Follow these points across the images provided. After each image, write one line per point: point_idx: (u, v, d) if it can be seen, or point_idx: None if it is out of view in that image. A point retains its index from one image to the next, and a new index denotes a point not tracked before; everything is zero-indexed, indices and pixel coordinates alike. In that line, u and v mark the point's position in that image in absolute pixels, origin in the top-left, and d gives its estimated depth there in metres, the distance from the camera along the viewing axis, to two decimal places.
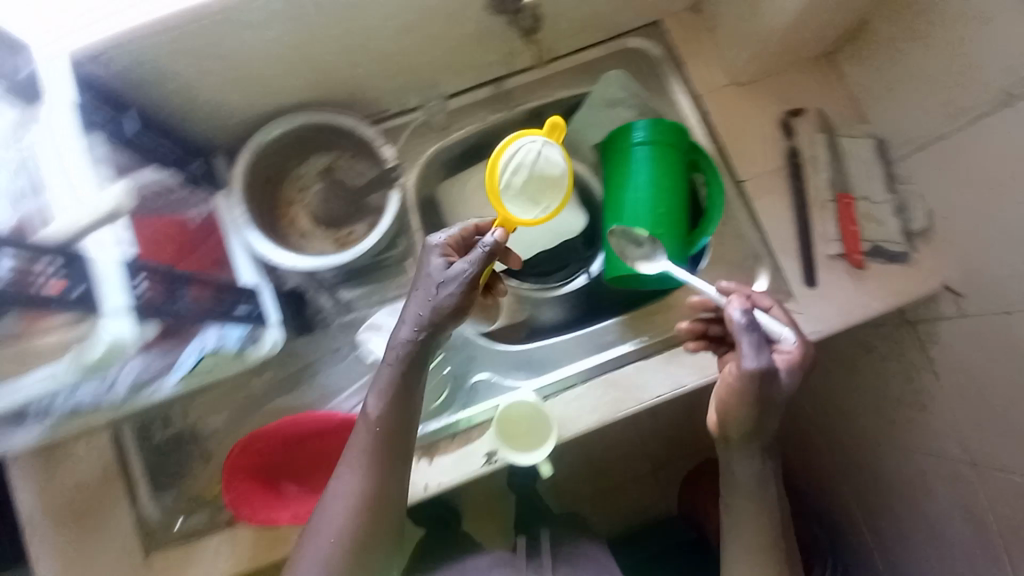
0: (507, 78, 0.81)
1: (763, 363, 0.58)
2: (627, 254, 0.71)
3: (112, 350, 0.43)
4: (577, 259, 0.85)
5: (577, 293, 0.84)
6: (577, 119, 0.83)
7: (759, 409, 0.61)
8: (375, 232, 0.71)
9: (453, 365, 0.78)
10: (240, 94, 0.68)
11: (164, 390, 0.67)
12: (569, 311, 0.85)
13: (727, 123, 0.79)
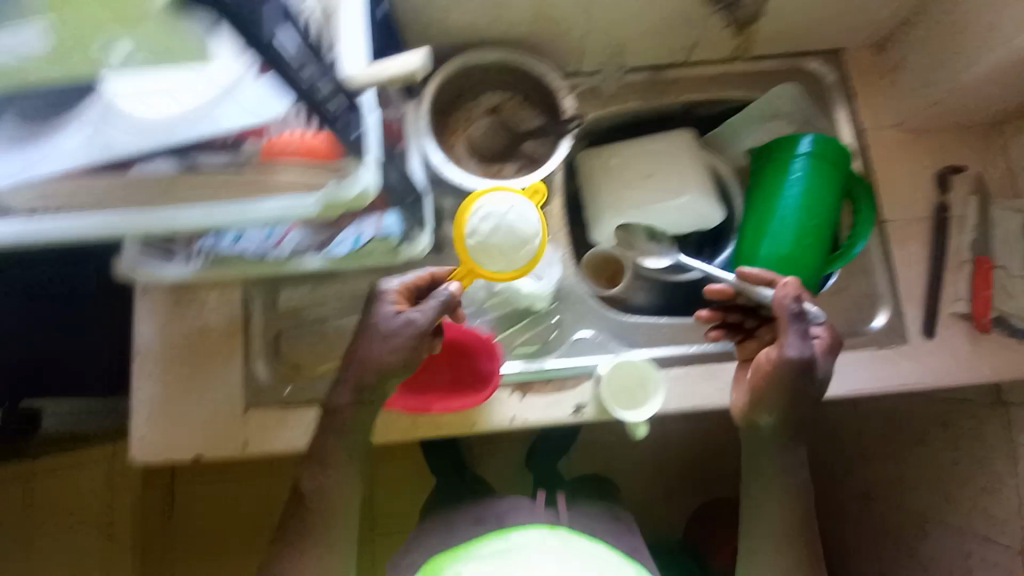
0: (670, 68, 0.83)
1: (805, 351, 0.64)
2: (635, 243, 0.86)
3: (358, 196, 0.45)
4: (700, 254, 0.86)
5: (679, 287, 0.88)
6: (734, 120, 0.84)
7: (793, 397, 0.65)
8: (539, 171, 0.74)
9: (561, 316, 0.80)
10: (454, 19, 0.72)
11: (314, 262, 0.71)
12: (663, 301, 0.88)
13: (883, 163, 0.80)
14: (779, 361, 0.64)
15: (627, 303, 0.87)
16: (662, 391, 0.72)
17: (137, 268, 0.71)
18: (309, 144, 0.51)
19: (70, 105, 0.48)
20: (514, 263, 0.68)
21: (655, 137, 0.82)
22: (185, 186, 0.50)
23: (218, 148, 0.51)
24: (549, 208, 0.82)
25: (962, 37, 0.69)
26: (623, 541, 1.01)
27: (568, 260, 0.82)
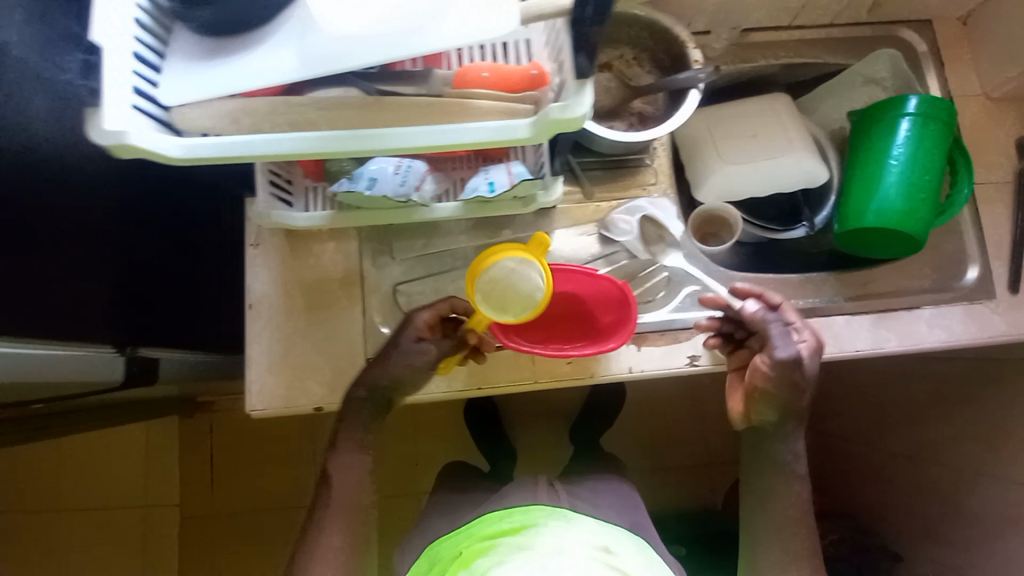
0: (755, 32, 0.87)
1: (793, 351, 0.70)
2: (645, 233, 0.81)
3: (567, 120, 0.45)
4: (801, 213, 0.88)
5: (764, 246, 0.88)
6: (827, 86, 0.89)
7: (787, 393, 0.71)
8: (668, 123, 0.72)
9: (672, 270, 0.81)
10: None
11: (444, 211, 0.72)
12: (742, 259, 0.88)
13: (970, 128, 0.85)
14: (773, 363, 0.70)
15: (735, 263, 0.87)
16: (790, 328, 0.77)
17: (269, 211, 0.70)
18: (498, 74, 0.52)
19: (279, 26, 0.49)
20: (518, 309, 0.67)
21: (757, 99, 0.85)
22: (380, 108, 0.50)
23: (407, 78, 0.52)
24: (653, 164, 0.82)
25: None
26: (623, 516, 0.98)
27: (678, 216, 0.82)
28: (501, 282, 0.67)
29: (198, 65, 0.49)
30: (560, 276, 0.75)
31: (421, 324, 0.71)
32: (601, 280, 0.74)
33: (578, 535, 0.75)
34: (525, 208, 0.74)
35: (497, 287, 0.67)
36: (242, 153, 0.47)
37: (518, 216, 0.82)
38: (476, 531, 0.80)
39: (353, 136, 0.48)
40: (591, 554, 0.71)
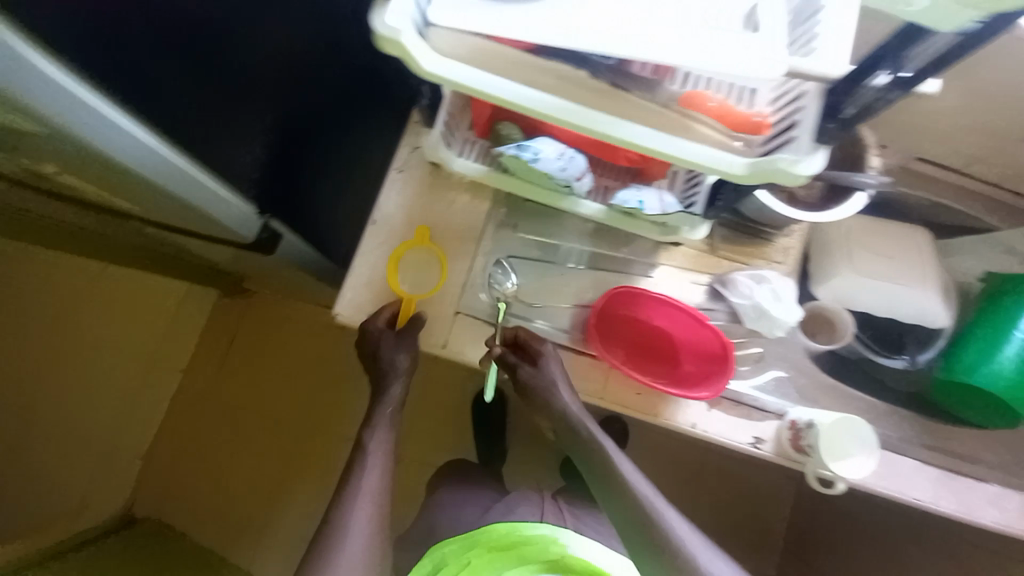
0: (920, 162, 0.88)
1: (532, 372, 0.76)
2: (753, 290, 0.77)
3: (787, 174, 0.47)
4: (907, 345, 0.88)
5: (856, 361, 0.87)
6: (968, 237, 0.89)
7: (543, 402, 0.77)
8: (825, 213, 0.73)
9: (764, 350, 0.80)
10: None
11: (588, 209, 0.75)
12: (831, 365, 0.86)
13: None
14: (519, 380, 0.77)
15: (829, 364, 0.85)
16: (860, 429, 0.69)
17: (441, 150, 0.75)
18: (723, 107, 0.54)
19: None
20: (408, 278, 0.78)
21: (900, 225, 0.86)
22: (610, 99, 0.53)
23: (637, 82, 0.55)
24: (783, 242, 0.83)
25: None
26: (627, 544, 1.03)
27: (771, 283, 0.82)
28: (418, 268, 0.79)
29: None
30: (666, 310, 0.75)
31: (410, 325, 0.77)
32: (700, 331, 0.74)
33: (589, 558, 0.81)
34: (659, 235, 0.75)
35: (420, 275, 0.79)
36: (485, 91, 0.50)
37: (640, 240, 0.83)
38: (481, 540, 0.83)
39: (585, 114, 0.51)
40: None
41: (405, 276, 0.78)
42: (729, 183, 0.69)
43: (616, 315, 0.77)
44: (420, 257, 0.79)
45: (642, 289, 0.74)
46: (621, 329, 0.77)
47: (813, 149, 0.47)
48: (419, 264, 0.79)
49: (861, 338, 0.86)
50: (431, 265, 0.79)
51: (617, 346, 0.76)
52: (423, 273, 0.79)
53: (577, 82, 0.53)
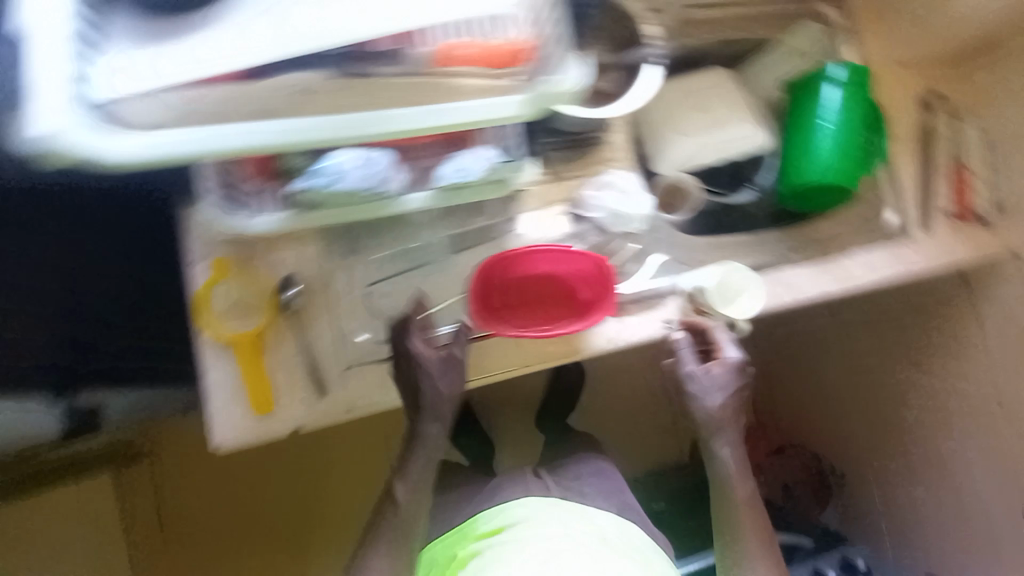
0: (697, 8, 0.89)
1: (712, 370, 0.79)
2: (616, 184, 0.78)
3: None
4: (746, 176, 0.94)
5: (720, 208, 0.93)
6: (758, 61, 0.95)
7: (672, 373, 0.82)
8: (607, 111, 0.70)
9: (641, 244, 0.84)
10: None
11: (416, 202, 0.68)
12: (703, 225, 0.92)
13: (881, 89, 0.94)
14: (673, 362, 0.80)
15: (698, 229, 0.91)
16: (735, 271, 0.79)
17: (226, 218, 0.65)
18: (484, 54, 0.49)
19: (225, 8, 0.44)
20: (223, 323, 0.68)
21: (699, 76, 0.90)
22: (363, 91, 0.49)
23: (381, 58, 0.48)
24: (613, 142, 0.85)
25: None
26: (614, 501, 1.19)
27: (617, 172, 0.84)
28: (230, 304, 0.69)
29: (146, 46, 0.44)
30: (534, 258, 0.74)
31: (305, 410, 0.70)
32: (572, 261, 0.75)
33: (552, 528, 0.94)
34: (496, 191, 0.72)
35: (234, 310, 0.69)
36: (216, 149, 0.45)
37: (485, 204, 0.80)
38: (469, 533, 1.00)
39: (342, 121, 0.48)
40: (574, 538, 0.92)
41: (224, 324, 0.68)
42: None
43: (499, 281, 0.75)
44: (225, 293, 0.69)
45: (505, 256, 0.73)
46: (507, 295, 0.75)
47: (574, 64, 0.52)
48: (229, 301, 0.69)
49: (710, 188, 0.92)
50: (240, 291, 0.69)
51: (514, 309, 0.75)
52: (235, 304, 0.69)
53: (322, 90, 0.48)
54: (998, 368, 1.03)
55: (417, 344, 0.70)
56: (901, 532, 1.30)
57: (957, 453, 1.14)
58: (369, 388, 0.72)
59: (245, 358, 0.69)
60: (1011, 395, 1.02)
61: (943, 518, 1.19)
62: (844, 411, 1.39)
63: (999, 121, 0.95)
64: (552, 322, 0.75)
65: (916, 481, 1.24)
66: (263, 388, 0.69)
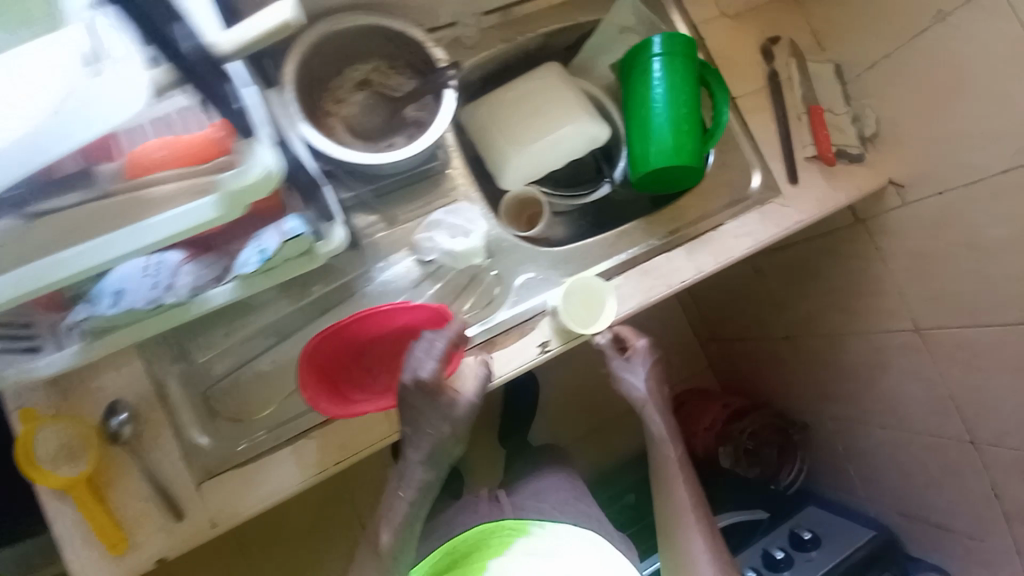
0: (513, 6, 0.86)
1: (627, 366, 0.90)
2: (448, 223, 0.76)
3: (262, 181, 0.40)
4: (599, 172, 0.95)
5: (584, 209, 0.93)
6: (590, 45, 0.91)
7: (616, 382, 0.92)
8: (414, 148, 0.71)
9: (499, 269, 0.80)
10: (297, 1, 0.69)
11: (221, 296, 0.63)
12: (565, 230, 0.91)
13: (719, 47, 0.91)
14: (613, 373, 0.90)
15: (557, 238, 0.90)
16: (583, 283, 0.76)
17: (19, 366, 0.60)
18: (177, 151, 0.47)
19: None
20: (56, 467, 0.63)
21: (527, 78, 0.86)
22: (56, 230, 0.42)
23: (65, 187, 0.43)
24: (451, 170, 0.82)
25: None
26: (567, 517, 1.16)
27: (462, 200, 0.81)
28: (59, 445, 0.64)
29: None
30: (368, 322, 0.66)
31: (162, 538, 0.65)
32: (414, 312, 0.68)
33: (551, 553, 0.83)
34: (310, 262, 0.64)
35: (65, 449, 0.64)
36: None
37: (324, 268, 0.76)
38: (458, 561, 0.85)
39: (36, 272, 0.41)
40: None
41: (61, 463, 0.64)
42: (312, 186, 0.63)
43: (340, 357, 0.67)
44: (49, 436, 0.64)
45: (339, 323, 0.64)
46: (351, 364, 0.68)
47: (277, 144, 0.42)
48: (57, 442, 0.64)
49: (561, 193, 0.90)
50: (66, 428, 0.65)
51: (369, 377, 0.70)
52: (64, 444, 0.65)
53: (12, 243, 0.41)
54: (909, 298, 1.00)
55: (426, 371, 0.63)
56: (872, 476, 1.26)
57: (894, 388, 1.10)
58: (230, 495, 0.67)
59: (88, 495, 0.64)
60: (927, 322, 0.99)
61: (897, 452, 1.17)
62: (788, 362, 1.37)
63: (844, 52, 0.93)
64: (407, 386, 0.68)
65: (867, 421, 1.21)
66: (112, 530, 0.64)
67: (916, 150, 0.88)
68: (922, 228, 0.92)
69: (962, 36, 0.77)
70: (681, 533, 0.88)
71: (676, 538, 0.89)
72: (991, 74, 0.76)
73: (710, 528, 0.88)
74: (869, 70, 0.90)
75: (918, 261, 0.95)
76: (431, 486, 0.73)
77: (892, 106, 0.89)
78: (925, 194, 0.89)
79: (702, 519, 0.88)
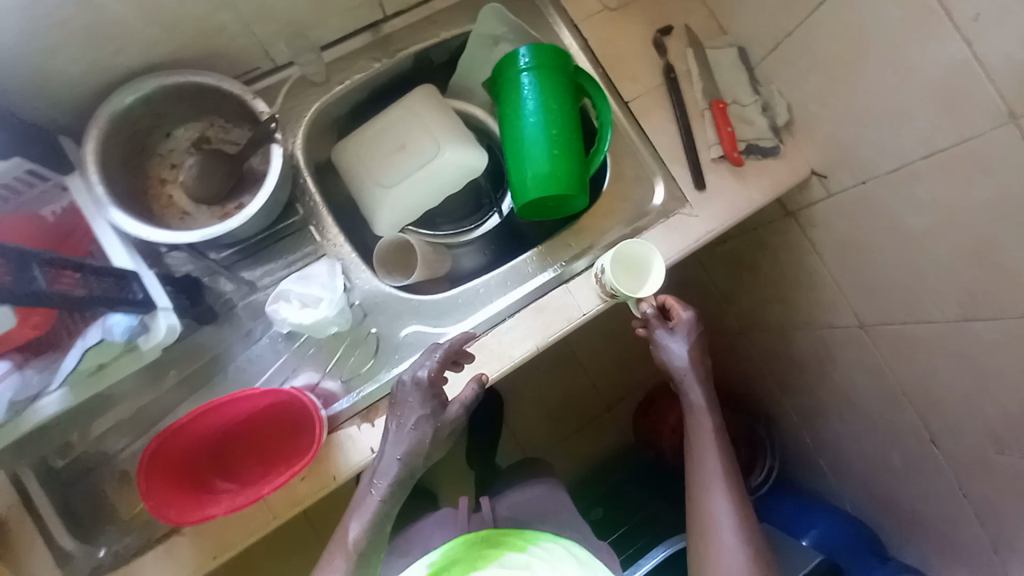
0: (381, 23, 0.79)
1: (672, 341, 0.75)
2: (310, 294, 0.70)
3: None
4: (489, 201, 0.88)
5: (479, 241, 0.87)
6: (462, 61, 0.83)
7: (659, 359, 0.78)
8: (240, 216, 0.65)
9: (379, 325, 0.74)
10: (96, 70, 0.64)
11: (52, 406, 0.59)
12: (460, 268, 0.85)
13: (602, 46, 0.82)
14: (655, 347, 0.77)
15: (454, 273, 0.85)
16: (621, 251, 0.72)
17: None
18: None
19: None
20: None
21: (388, 111, 0.79)
22: None
23: None
24: (316, 224, 0.76)
25: None
26: None
27: (336, 252, 0.76)
28: None
29: None
30: (224, 407, 0.62)
31: None
32: (273, 391, 0.63)
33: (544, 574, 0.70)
34: (138, 356, 0.61)
35: None
36: None
37: (184, 349, 0.71)
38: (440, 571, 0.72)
39: None
40: None
41: None
42: (110, 286, 0.57)
43: (200, 449, 0.65)
44: None
45: (182, 419, 0.60)
46: (220, 448, 0.67)
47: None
48: None
49: (446, 232, 0.86)
50: None
51: (239, 461, 0.68)
52: None
53: None
54: (849, 291, 0.91)
55: (424, 368, 0.66)
56: (844, 472, 1.19)
57: (848, 383, 1.03)
58: None
59: None
60: (869, 317, 0.91)
61: (860, 446, 1.10)
62: (748, 358, 1.30)
63: (745, 34, 0.83)
64: (273, 475, 0.63)
65: (830, 415, 1.14)
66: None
67: (830, 138, 0.80)
68: (848, 220, 0.84)
69: (855, 7, 0.67)
70: (698, 495, 0.74)
71: (695, 501, 0.74)
72: (888, 49, 0.66)
73: (741, 500, 0.73)
74: (772, 52, 0.81)
75: (851, 253, 0.87)
76: (405, 488, 0.66)
77: (801, 90, 0.80)
78: (848, 183, 0.80)
79: (732, 489, 0.73)
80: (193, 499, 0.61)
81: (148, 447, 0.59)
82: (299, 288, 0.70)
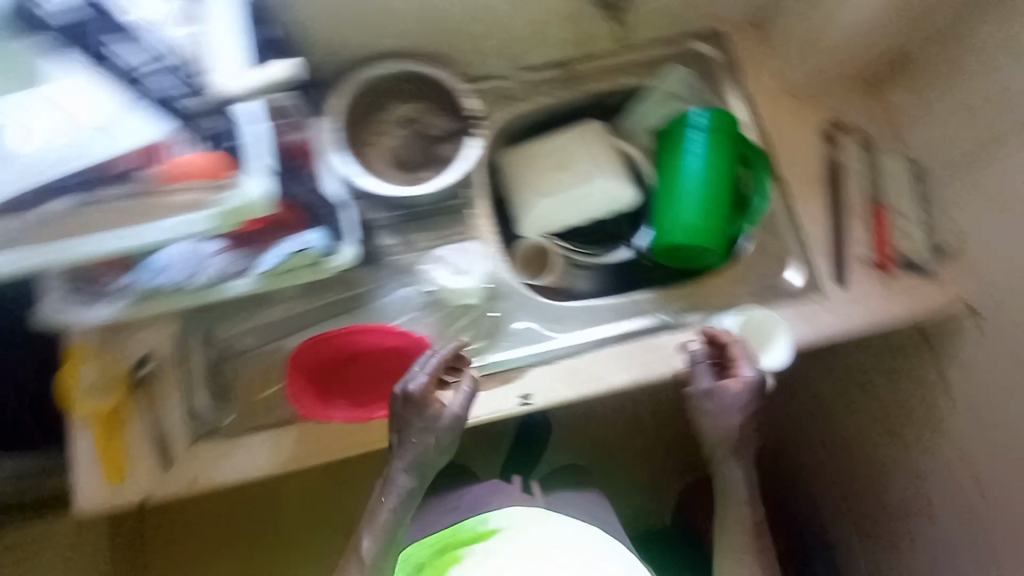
0: (571, 62, 0.90)
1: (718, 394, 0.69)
2: (461, 264, 0.81)
3: (246, 205, 0.51)
4: (622, 235, 0.93)
5: (604, 267, 0.92)
6: (637, 108, 0.91)
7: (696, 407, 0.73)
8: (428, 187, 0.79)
9: (500, 311, 0.81)
10: (359, 45, 0.81)
11: (240, 287, 0.69)
12: (579, 285, 0.90)
13: (773, 126, 0.86)
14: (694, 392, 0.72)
15: (571, 289, 0.90)
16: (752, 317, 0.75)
17: (55, 319, 0.67)
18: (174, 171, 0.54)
19: None
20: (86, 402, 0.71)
21: (563, 134, 0.88)
22: (90, 218, 0.51)
23: (114, 180, 0.52)
24: (472, 210, 0.86)
25: (816, 29, 0.81)
26: None
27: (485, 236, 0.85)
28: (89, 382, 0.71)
29: None
30: (359, 337, 0.73)
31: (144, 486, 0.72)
32: (408, 337, 0.74)
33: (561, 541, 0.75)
34: (315, 274, 0.71)
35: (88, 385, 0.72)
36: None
37: (338, 277, 0.83)
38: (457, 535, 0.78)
39: (59, 249, 0.50)
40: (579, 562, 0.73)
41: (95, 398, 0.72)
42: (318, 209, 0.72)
43: (325, 367, 0.74)
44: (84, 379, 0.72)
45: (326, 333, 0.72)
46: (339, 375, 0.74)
47: (271, 173, 0.53)
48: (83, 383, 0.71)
49: (579, 249, 0.91)
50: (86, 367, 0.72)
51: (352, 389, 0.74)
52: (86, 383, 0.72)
53: (58, 218, 0.51)
54: (974, 439, 0.84)
55: (414, 383, 0.66)
56: None
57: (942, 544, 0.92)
58: (213, 462, 0.74)
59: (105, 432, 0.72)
60: (990, 475, 0.83)
61: None
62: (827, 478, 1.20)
63: (923, 150, 0.84)
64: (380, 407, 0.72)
65: None
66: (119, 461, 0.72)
67: (996, 272, 0.76)
68: (995, 362, 0.78)
69: None
70: None
71: None
72: None
73: None
74: (949, 174, 0.81)
75: (988, 399, 0.81)
76: (415, 492, 0.69)
77: (972, 217, 0.79)
78: (1006, 324, 0.76)
79: None
80: (314, 399, 0.73)
81: (302, 342, 0.73)
82: (458, 257, 0.82)
